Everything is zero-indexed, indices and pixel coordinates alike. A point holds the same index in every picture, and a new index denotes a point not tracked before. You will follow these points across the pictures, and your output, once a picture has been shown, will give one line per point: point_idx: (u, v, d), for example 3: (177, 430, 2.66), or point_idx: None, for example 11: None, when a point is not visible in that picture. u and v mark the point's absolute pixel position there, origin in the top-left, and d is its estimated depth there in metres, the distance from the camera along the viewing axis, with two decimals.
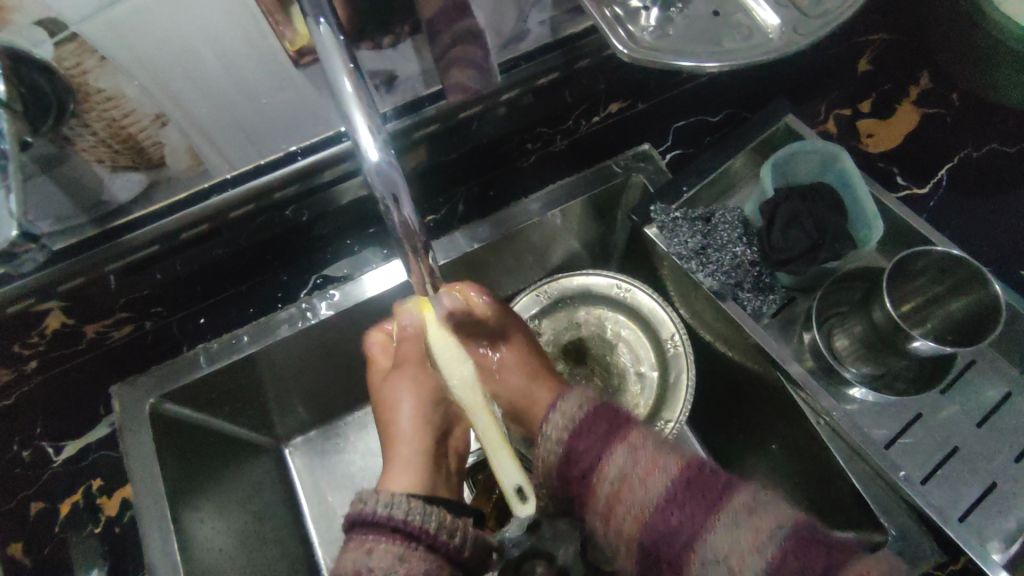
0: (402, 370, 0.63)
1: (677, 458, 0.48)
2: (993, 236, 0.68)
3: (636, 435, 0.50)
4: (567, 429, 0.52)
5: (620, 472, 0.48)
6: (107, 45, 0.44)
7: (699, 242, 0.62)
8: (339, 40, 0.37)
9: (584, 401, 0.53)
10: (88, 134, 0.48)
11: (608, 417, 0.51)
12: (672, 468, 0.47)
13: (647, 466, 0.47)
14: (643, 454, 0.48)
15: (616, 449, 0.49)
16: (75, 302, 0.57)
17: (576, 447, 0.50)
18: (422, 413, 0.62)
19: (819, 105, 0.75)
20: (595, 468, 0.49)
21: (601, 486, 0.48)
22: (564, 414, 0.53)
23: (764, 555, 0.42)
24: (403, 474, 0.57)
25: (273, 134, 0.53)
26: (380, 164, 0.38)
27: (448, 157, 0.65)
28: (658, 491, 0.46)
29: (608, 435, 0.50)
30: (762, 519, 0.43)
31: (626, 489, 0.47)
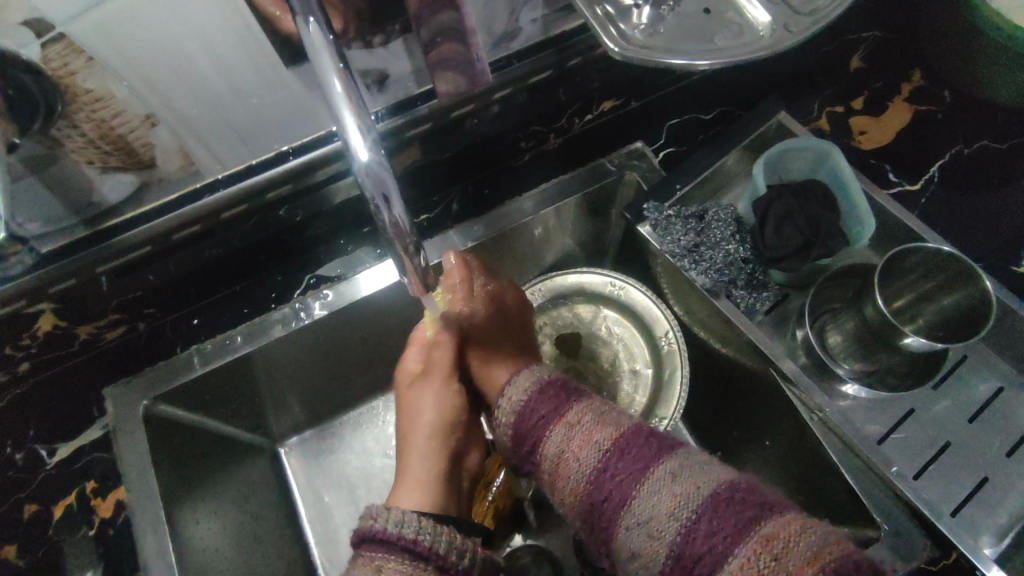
0: (426, 378, 0.66)
1: (613, 430, 0.49)
2: (986, 232, 0.69)
3: (575, 413, 0.51)
4: (513, 411, 0.54)
5: (557, 450, 0.49)
6: (93, 44, 0.43)
7: (693, 240, 0.62)
8: (328, 39, 0.37)
9: (529, 384, 0.55)
10: (77, 134, 0.47)
11: (552, 395, 0.53)
12: (605, 440, 0.48)
13: (582, 439, 0.49)
14: (580, 430, 0.49)
15: (556, 427, 0.51)
16: (65, 304, 0.58)
17: (523, 429, 0.53)
18: (440, 424, 0.63)
19: (812, 102, 0.76)
20: (538, 445, 0.51)
21: (546, 463, 0.50)
22: (511, 395, 0.55)
23: (679, 520, 0.42)
24: (416, 491, 0.58)
25: (265, 135, 0.54)
26: (370, 165, 0.38)
27: (441, 156, 0.65)
28: (590, 464, 0.47)
29: (548, 414, 0.52)
30: (688, 483, 0.44)
31: (564, 466, 0.48)
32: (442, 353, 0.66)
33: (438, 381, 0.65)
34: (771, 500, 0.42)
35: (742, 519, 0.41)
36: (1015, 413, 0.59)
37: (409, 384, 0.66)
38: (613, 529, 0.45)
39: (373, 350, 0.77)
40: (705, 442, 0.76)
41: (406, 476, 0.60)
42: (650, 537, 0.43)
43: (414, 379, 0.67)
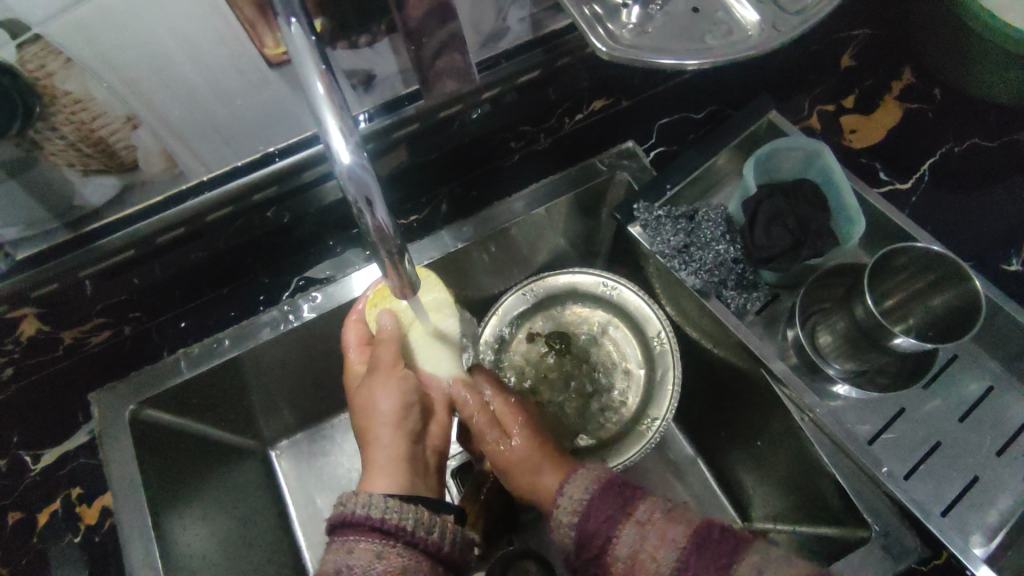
0: (380, 370, 0.59)
1: (685, 525, 0.46)
2: (976, 231, 0.68)
3: (643, 509, 0.48)
4: (577, 510, 0.50)
5: (630, 551, 0.46)
6: (73, 46, 0.42)
7: (683, 240, 0.62)
8: (311, 41, 0.37)
9: (589, 481, 0.52)
10: (57, 136, 0.46)
11: (616, 491, 0.50)
12: (680, 538, 0.45)
13: (657, 540, 0.45)
14: (653, 528, 0.46)
15: (625, 526, 0.47)
16: (49, 309, 0.57)
17: (588, 531, 0.48)
18: (404, 412, 0.58)
19: (803, 100, 0.76)
20: (607, 548, 0.47)
21: (617, 568, 0.46)
22: (571, 494, 0.51)
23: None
24: (386, 477, 0.54)
25: (250, 136, 0.53)
26: (353, 168, 0.37)
27: (429, 156, 0.65)
28: (669, 563, 0.44)
29: (614, 514, 0.48)
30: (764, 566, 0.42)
31: (641, 569, 0.45)
32: (395, 346, 0.60)
33: (393, 369, 0.59)
34: None
35: None
36: (1004, 412, 0.59)
37: (362, 379, 0.60)
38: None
39: None
40: (697, 442, 0.76)
41: (374, 465, 0.56)
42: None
43: (367, 371, 0.60)
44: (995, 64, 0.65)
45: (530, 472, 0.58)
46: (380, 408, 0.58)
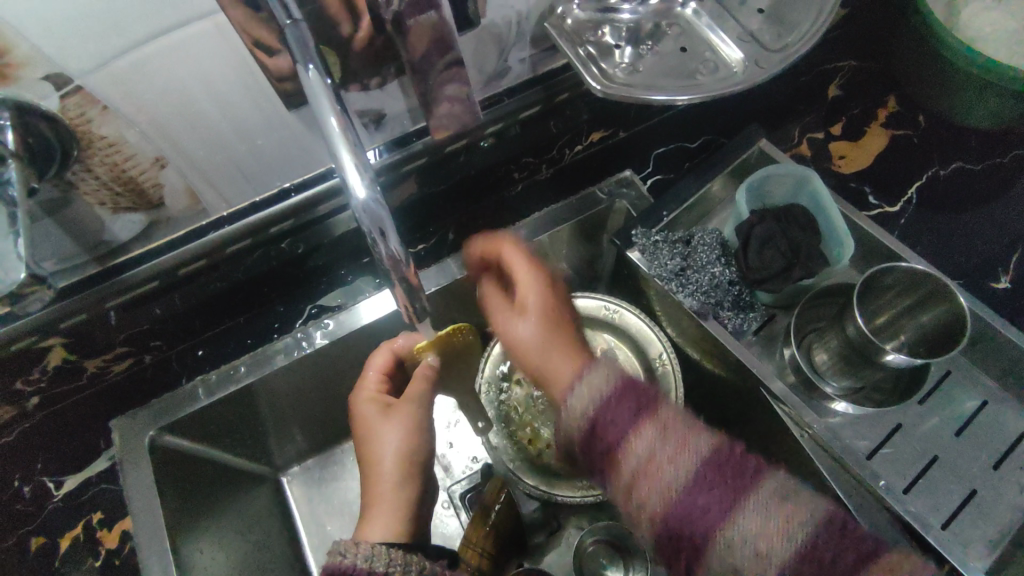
0: (396, 409, 0.61)
1: (708, 439, 0.48)
2: (969, 252, 0.70)
3: (665, 416, 0.49)
4: (596, 403, 0.50)
5: (648, 447, 0.47)
6: (108, 96, 0.44)
7: (679, 264, 0.64)
8: (326, 83, 0.40)
9: (609, 376, 0.52)
10: (91, 177, 0.49)
11: (638, 394, 0.50)
12: (702, 450, 0.47)
13: (678, 446, 0.47)
14: (674, 435, 0.48)
15: (646, 426, 0.48)
16: (75, 339, 0.60)
17: (604, 421, 0.49)
18: (408, 454, 0.59)
19: (794, 127, 0.79)
20: (623, 444, 0.47)
21: (627, 462, 0.47)
22: (593, 382, 0.51)
23: (793, 542, 0.42)
24: (385, 519, 0.55)
25: (267, 172, 0.57)
26: (368, 202, 0.40)
27: (437, 188, 0.68)
28: (686, 468, 0.46)
29: (634, 414, 0.49)
30: (791, 506, 0.44)
31: (655, 466, 0.46)
32: (418, 386, 0.62)
33: (407, 409, 0.61)
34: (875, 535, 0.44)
35: (849, 558, 0.42)
36: (997, 428, 0.60)
37: (375, 415, 0.61)
38: (701, 547, 0.44)
39: None
40: None
41: (376, 501, 0.57)
42: (756, 558, 0.42)
43: (382, 407, 0.61)
44: (974, 90, 0.69)
45: (547, 355, 0.60)
46: (386, 446, 0.59)
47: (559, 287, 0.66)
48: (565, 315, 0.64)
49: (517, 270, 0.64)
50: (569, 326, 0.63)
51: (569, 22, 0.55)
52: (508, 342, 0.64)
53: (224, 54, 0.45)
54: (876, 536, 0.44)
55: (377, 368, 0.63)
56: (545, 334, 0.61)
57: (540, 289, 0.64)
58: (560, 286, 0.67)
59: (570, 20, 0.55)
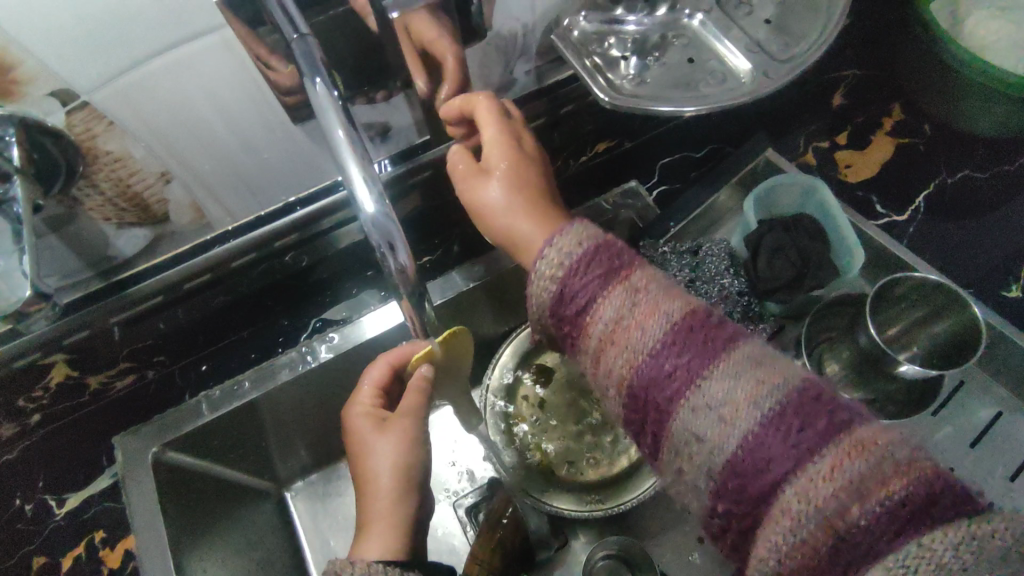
0: (391, 423, 0.57)
1: (681, 302, 0.42)
2: (979, 259, 0.69)
3: (638, 279, 0.44)
4: (564, 264, 0.45)
5: (614, 314, 0.42)
6: (115, 111, 0.44)
7: (688, 275, 0.63)
8: (335, 97, 0.40)
9: (583, 237, 0.46)
10: (96, 193, 0.49)
11: (609, 255, 0.45)
12: (674, 314, 0.41)
13: (647, 310, 0.42)
14: (645, 298, 0.42)
15: (615, 288, 0.43)
16: (79, 355, 0.59)
17: (570, 287, 0.45)
18: (404, 470, 0.56)
19: (799, 137, 0.78)
20: (591, 307, 0.44)
21: (594, 326, 0.43)
22: (559, 249, 0.46)
23: (760, 409, 0.37)
24: (381, 537, 0.53)
25: (273, 186, 0.57)
26: (377, 216, 0.40)
27: (442, 200, 0.68)
28: (654, 333, 0.41)
29: (603, 278, 0.44)
30: (765, 373, 0.38)
31: (621, 330, 0.42)
32: (412, 399, 0.57)
33: (402, 422, 0.57)
34: (852, 405, 0.37)
35: (820, 424, 0.36)
36: (1011, 437, 0.60)
37: (371, 429, 0.58)
38: (665, 408, 0.40)
39: None
40: None
41: (372, 519, 0.55)
42: (721, 421, 0.37)
43: (378, 421, 0.58)
44: (980, 96, 0.69)
45: (515, 218, 0.55)
46: (381, 462, 0.56)
47: (533, 150, 0.57)
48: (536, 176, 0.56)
49: (486, 132, 0.54)
50: (541, 188, 0.56)
51: (575, 34, 0.54)
52: (477, 206, 0.57)
53: (232, 67, 0.45)
54: (865, 410, 0.37)
55: (373, 382, 0.60)
56: (512, 196, 0.55)
57: (509, 151, 0.54)
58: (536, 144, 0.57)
59: (576, 31, 0.54)
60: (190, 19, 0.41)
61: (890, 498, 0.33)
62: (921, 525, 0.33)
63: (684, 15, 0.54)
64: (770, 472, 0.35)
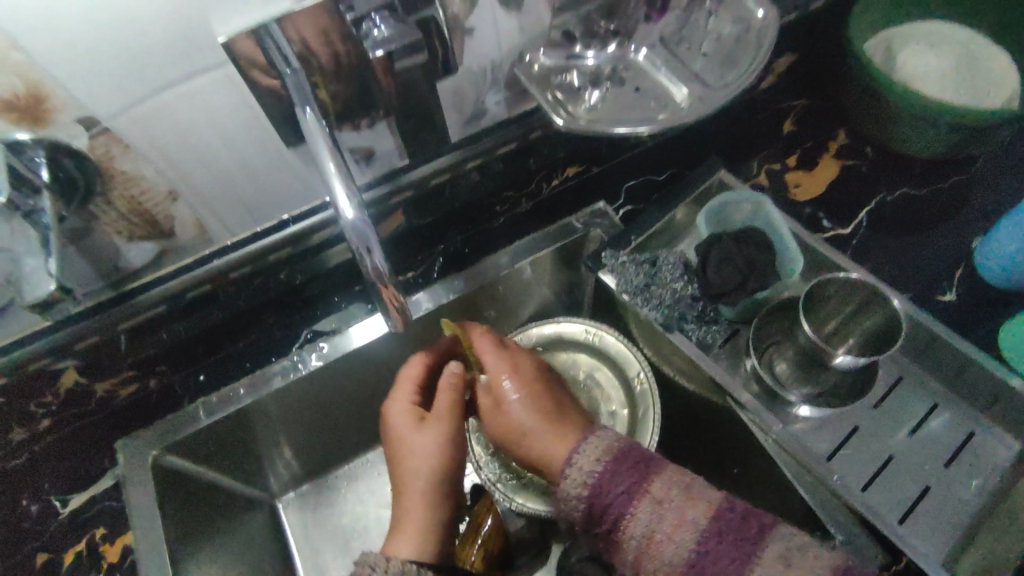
0: (427, 424, 0.65)
1: (705, 506, 0.50)
2: (916, 269, 0.75)
3: (659, 487, 0.51)
4: (588, 483, 0.53)
5: (646, 529, 0.50)
6: (131, 136, 0.50)
7: (644, 280, 0.69)
8: (322, 125, 0.47)
9: (605, 449, 0.54)
10: (111, 209, 0.55)
11: (634, 463, 0.53)
12: (698, 520, 0.49)
13: (674, 521, 0.49)
14: (670, 508, 0.50)
15: (640, 502, 0.51)
16: (88, 362, 0.65)
17: (601, 502, 0.52)
18: (436, 469, 0.63)
19: (754, 162, 0.85)
20: (621, 521, 0.51)
21: (629, 539, 0.51)
22: (580, 465, 0.54)
23: None
24: (414, 536, 0.60)
25: (268, 205, 0.63)
26: (355, 222, 0.46)
27: (424, 220, 0.74)
28: (685, 545, 0.48)
29: (630, 490, 0.51)
30: (793, 568, 0.45)
31: (654, 544, 0.49)
32: (445, 400, 0.66)
33: (438, 426, 0.65)
34: None
35: None
36: (943, 432, 0.65)
37: (406, 429, 0.65)
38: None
39: (364, 403, 0.84)
40: None
41: (407, 521, 0.61)
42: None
43: (413, 424, 0.65)
44: (911, 121, 0.76)
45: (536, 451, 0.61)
46: (416, 462, 0.63)
47: (530, 368, 0.66)
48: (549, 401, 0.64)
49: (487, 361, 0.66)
50: (548, 399, 0.64)
51: (536, 68, 0.62)
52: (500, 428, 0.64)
53: (235, 101, 0.52)
54: None
55: (411, 380, 0.68)
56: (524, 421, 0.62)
57: (514, 374, 0.65)
58: (533, 360, 0.68)
59: (537, 66, 0.62)
60: (200, 58, 0.48)
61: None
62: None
63: (631, 50, 0.63)
64: None
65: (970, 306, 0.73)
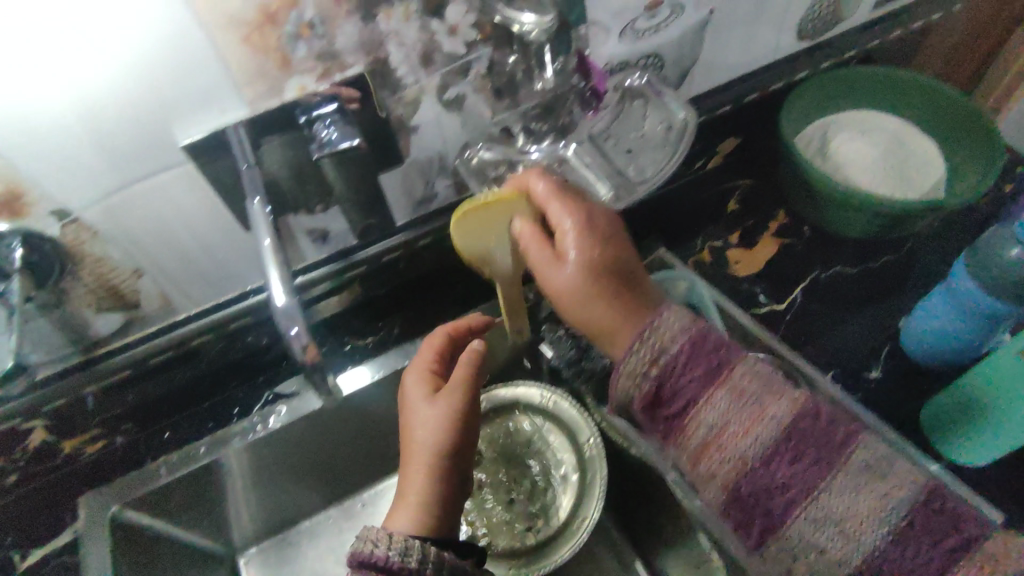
0: (439, 394, 0.63)
1: (789, 404, 0.46)
2: (845, 345, 0.79)
3: (739, 376, 0.47)
4: (659, 361, 0.48)
5: (718, 420, 0.46)
6: (99, 223, 0.56)
7: (576, 354, 0.75)
8: (268, 214, 0.53)
9: (681, 330, 0.49)
10: (81, 285, 0.61)
11: (708, 354, 0.48)
12: (783, 417, 0.45)
13: (754, 415, 0.46)
14: (750, 402, 0.46)
15: (715, 391, 0.47)
16: (57, 422, 0.71)
17: (672, 388, 0.48)
18: (443, 443, 0.61)
19: (696, 240, 0.90)
20: (690, 410, 0.47)
21: (696, 429, 0.47)
22: (653, 347, 0.49)
23: (882, 521, 0.42)
24: (413, 512, 0.59)
25: (229, 278, 0.69)
26: (286, 306, 0.49)
27: (380, 291, 0.80)
28: (763, 443, 0.45)
29: (703, 378, 0.47)
30: (885, 483, 0.43)
31: (727, 435, 0.46)
32: (460, 373, 0.65)
33: (449, 396, 0.63)
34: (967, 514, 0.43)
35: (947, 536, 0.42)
36: None
37: (420, 398, 0.64)
38: (778, 516, 0.44)
39: (327, 462, 0.87)
40: (624, 543, 0.84)
41: (406, 493, 0.60)
42: (841, 536, 0.43)
43: (427, 394, 0.64)
44: (838, 207, 0.81)
45: (596, 310, 0.54)
46: (421, 433, 0.62)
47: (601, 219, 0.57)
48: (621, 263, 0.55)
49: (552, 208, 0.56)
50: (612, 263, 0.55)
51: (475, 162, 0.69)
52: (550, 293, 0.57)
53: (196, 193, 0.58)
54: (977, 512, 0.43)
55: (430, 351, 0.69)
56: (593, 282, 0.54)
57: (582, 233, 0.55)
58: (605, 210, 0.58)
59: (476, 159, 0.69)
60: (163, 158, 0.54)
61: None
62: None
63: (562, 146, 0.69)
64: None
65: (889, 383, 0.78)
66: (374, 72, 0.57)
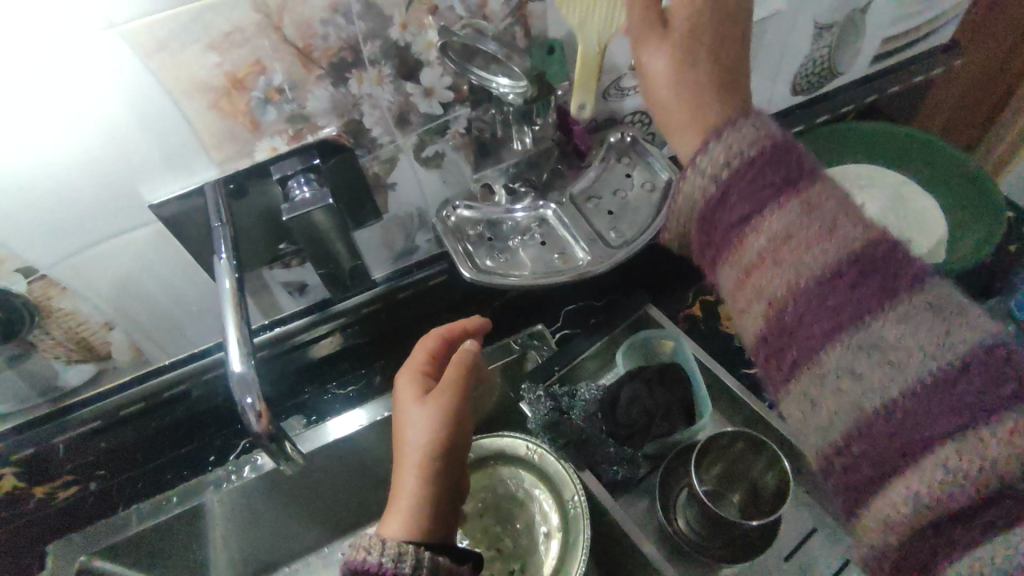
0: (431, 396, 0.58)
1: (867, 228, 0.35)
2: None
3: (815, 193, 0.36)
4: (733, 164, 0.38)
5: (779, 229, 0.36)
6: (67, 280, 0.56)
7: (554, 417, 0.73)
8: (235, 275, 0.52)
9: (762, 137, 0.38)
10: (49, 337, 0.60)
11: (789, 163, 0.37)
12: (857, 237, 0.35)
13: (823, 227, 0.35)
14: (823, 214, 0.36)
15: (789, 198, 0.36)
16: (28, 470, 0.69)
17: (734, 193, 0.37)
18: (434, 445, 0.56)
19: (688, 289, 0.84)
20: (752, 220, 0.37)
21: (751, 239, 0.37)
22: (731, 145, 0.38)
23: (935, 364, 0.32)
24: (402, 516, 0.53)
25: (203, 326, 0.69)
26: (243, 372, 0.48)
27: (361, 339, 0.78)
28: (826, 259, 0.35)
29: (775, 185, 0.36)
30: (957, 326, 0.32)
31: (789, 245, 0.36)
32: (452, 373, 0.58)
33: (441, 397, 0.57)
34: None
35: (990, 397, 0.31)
36: None
37: (410, 397, 0.59)
38: (820, 341, 0.35)
39: (303, 509, 0.80)
40: None
41: (396, 497, 0.55)
42: (882, 367, 0.33)
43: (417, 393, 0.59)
44: None
45: (688, 97, 0.44)
46: (411, 435, 0.56)
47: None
48: (729, 54, 0.45)
49: None
50: (716, 55, 0.45)
51: (453, 221, 0.66)
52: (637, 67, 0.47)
53: (164, 249, 0.58)
54: None
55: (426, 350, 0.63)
56: (685, 66, 0.45)
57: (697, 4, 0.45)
58: None
59: (453, 219, 0.66)
60: (131, 217, 0.54)
61: (1014, 484, 0.30)
62: (991, 542, 0.30)
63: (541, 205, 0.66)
64: (923, 436, 0.32)
65: None
66: (347, 132, 0.57)
